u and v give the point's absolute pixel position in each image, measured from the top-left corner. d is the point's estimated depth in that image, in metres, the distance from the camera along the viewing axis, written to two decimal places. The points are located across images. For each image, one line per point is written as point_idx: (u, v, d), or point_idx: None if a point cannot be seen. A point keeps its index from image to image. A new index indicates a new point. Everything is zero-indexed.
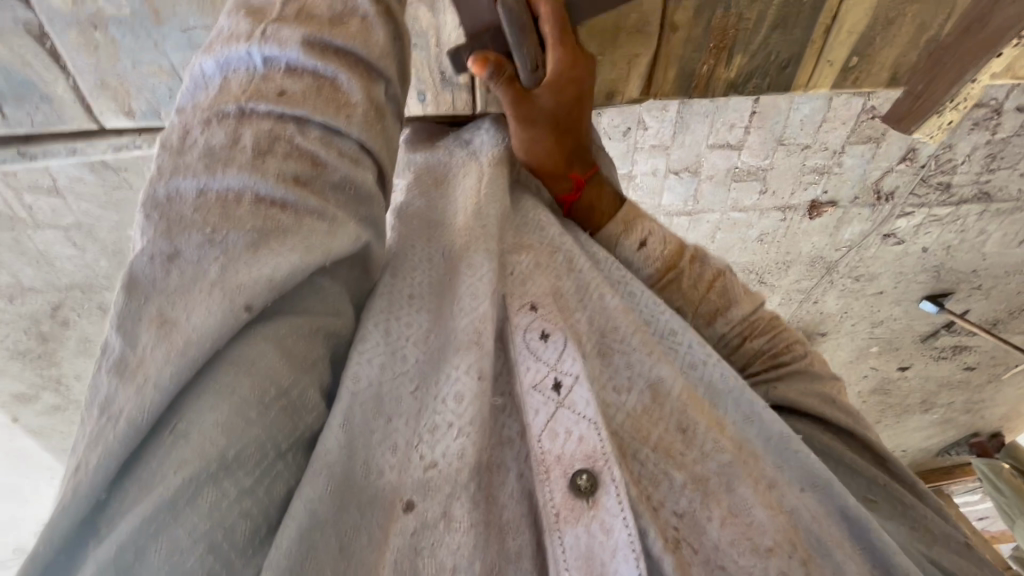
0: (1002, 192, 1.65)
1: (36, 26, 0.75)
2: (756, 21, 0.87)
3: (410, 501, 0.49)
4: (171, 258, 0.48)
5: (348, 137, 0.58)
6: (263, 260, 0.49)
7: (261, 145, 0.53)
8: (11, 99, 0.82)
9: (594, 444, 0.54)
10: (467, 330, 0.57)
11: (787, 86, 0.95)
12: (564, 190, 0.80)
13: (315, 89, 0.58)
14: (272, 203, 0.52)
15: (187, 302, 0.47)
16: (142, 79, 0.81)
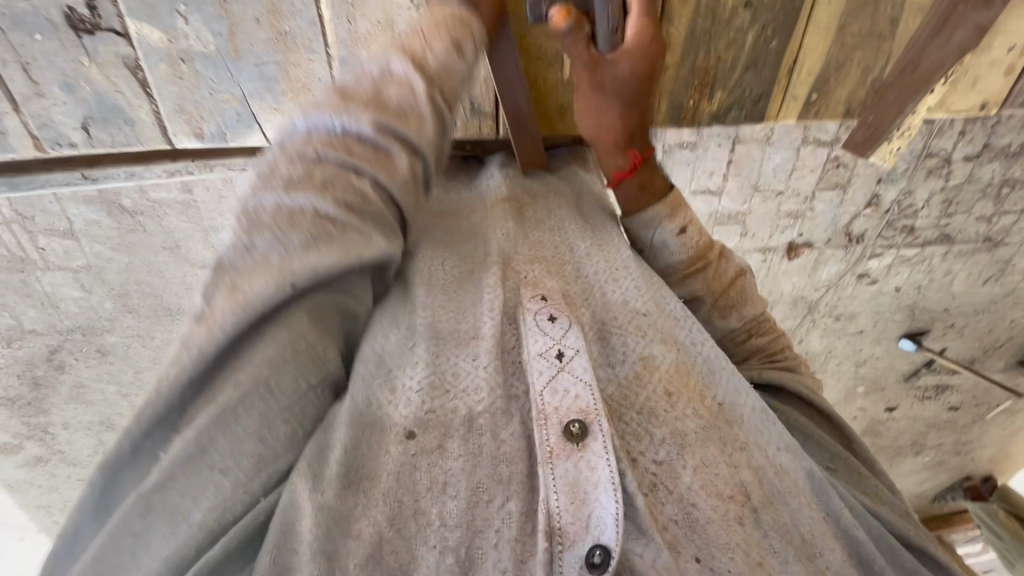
0: (961, 235, 1.82)
1: (133, 59, 0.88)
2: (732, 62, 1.04)
3: (410, 430, 0.62)
4: (247, 248, 0.60)
5: (390, 188, 0.68)
6: (314, 257, 0.60)
7: (325, 179, 0.64)
8: (98, 121, 0.93)
9: (587, 401, 0.64)
10: (480, 317, 0.71)
11: (761, 116, 1.12)
12: (615, 164, 0.87)
13: (377, 143, 0.68)
14: (326, 219, 0.62)
15: (254, 277, 0.58)
16: (216, 105, 0.94)
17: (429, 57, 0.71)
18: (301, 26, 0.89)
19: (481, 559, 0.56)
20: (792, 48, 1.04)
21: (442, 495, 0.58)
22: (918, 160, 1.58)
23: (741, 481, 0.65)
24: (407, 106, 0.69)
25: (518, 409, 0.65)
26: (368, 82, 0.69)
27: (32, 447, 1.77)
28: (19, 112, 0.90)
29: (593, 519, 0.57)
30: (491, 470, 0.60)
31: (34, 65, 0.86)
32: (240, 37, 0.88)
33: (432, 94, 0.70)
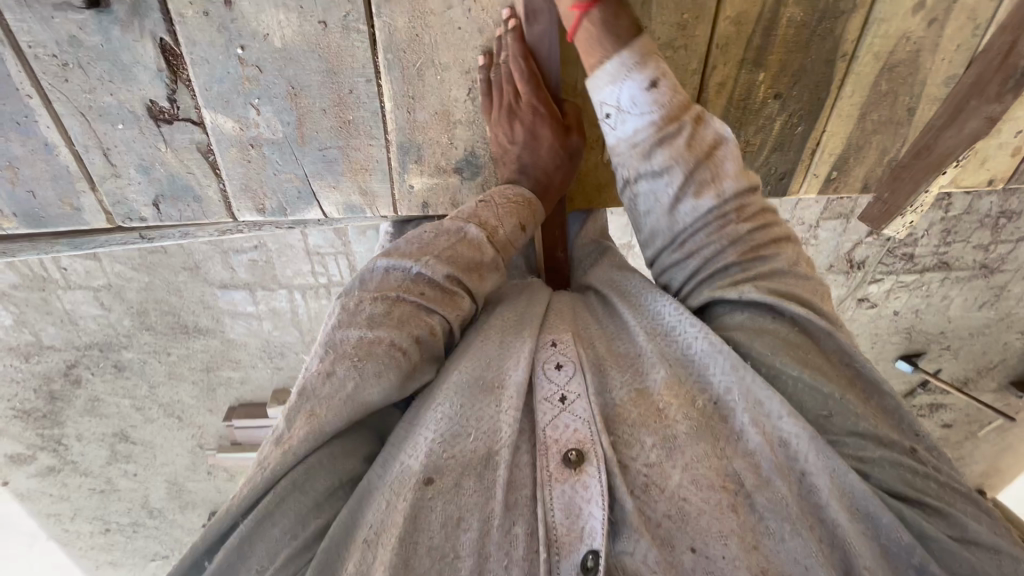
0: (960, 262, 1.81)
1: (206, 145, 0.94)
2: (760, 145, 1.11)
3: (427, 477, 0.63)
4: (330, 375, 0.68)
5: (447, 324, 0.76)
6: (379, 383, 0.67)
7: (402, 317, 0.72)
8: (168, 198, 0.98)
9: (585, 430, 0.66)
10: (495, 373, 0.72)
11: (784, 192, 1.18)
12: (570, 15, 0.80)
13: (446, 287, 0.76)
14: (397, 348, 0.69)
15: (327, 405, 0.66)
16: (279, 183, 1.00)
17: (502, 223, 0.83)
18: (365, 115, 0.95)
19: None
20: (816, 134, 1.11)
21: (456, 529, 0.60)
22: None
23: (733, 471, 0.62)
24: (479, 261, 0.79)
25: (526, 442, 0.67)
26: (447, 241, 0.79)
27: (45, 458, 1.88)
28: (95, 190, 0.96)
29: (586, 528, 0.59)
30: (499, 496, 0.62)
31: (114, 150, 0.92)
32: (307, 126, 0.94)
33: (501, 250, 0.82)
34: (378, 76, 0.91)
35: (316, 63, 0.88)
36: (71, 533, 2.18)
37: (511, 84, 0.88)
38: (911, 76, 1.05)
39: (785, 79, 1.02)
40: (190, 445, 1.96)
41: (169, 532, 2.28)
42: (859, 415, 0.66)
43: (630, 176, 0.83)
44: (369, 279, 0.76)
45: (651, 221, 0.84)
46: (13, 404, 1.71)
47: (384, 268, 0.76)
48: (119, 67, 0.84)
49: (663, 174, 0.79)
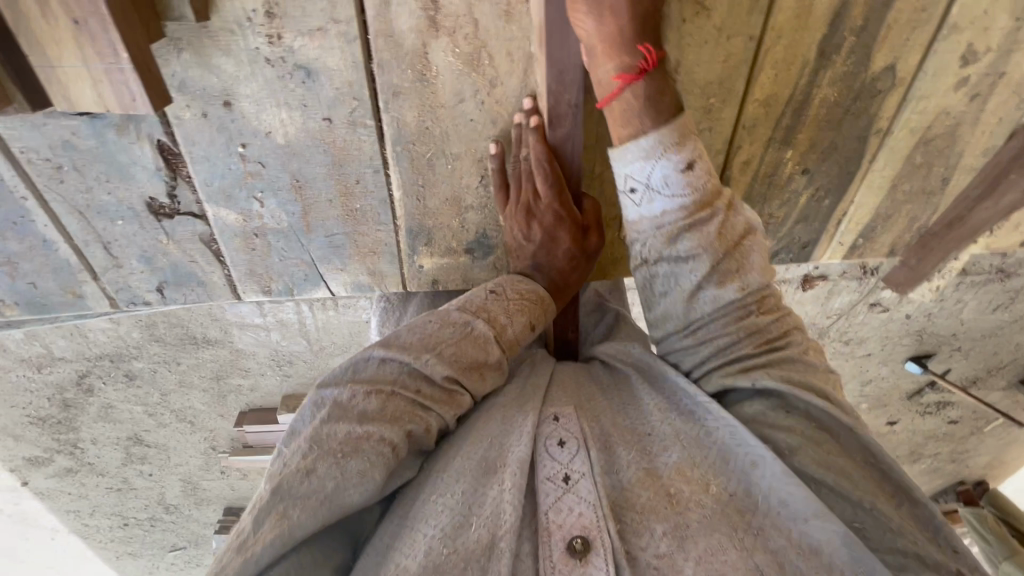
0: (976, 268, 1.57)
1: (209, 235, 0.91)
2: (783, 217, 1.06)
3: (426, 575, 0.59)
4: (308, 472, 0.60)
5: (443, 421, 0.70)
6: (362, 482, 0.61)
7: (394, 413, 0.66)
8: (172, 284, 0.96)
9: (590, 515, 0.63)
10: (496, 452, 0.70)
11: (807, 258, 1.14)
12: (607, 86, 0.70)
13: (445, 384, 0.70)
14: (384, 443, 0.63)
15: (303, 507, 0.59)
16: (286, 268, 0.97)
17: (509, 312, 0.76)
18: (373, 202, 0.91)
19: None
20: (844, 204, 1.06)
21: None
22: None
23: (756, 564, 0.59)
24: (485, 359, 0.73)
25: (529, 526, 0.65)
26: (451, 335, 0.72)
27: (60, 460, 1.81)
28: (97, 279, 0.93)
29: None
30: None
31: (115, 243, 0.89)
32: (313, 215, 0.91)
33: (508, 344, 0.75)
34: (386, 165, 0.87)
35: (320, 156, 0.84)
36: (91, 526, 2.15)
37: (531, 184, 0.81)
38: (949, 148, 0.99)
39: (814, 155, 0.97)
40: (203, 446, 1.89)
41: (185, 526, 2.25)
42: (896, 531, 0.62)
43: (652, 254, 0.74)
44: (361, 369, 0.69)
45: (665, 304, 0.76)
46: (28, 411, 1.60)
47: (379, 356, 0.69)
48: (116, 168, 0.80)
49: (689, 261, 0.71)
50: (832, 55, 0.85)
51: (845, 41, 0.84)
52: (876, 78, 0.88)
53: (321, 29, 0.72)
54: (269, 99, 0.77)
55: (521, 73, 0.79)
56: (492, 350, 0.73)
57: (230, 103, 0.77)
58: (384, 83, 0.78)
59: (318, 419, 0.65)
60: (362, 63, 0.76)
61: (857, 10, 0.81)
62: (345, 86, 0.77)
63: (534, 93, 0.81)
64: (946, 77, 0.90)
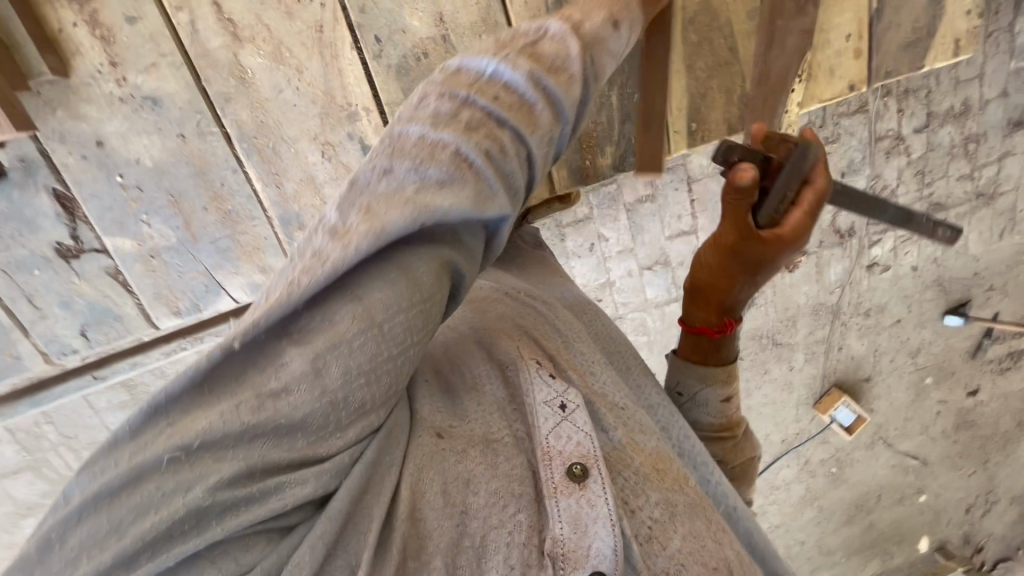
0: (951, 199, 1.72)
1: (114, 268, 1.06)
2: (609, 122, 1.19)
3: (438, 431, 0.60)
4: (385, 172, 0.56)
5: (512, 166, 0.63)
6: (442, 194, 0.55)
7: (473, 122, 0.61)
8: (94, 325, 1.09)
9: (587, 445, 0.63)
10: (489, 383, 0.70)
11: (653, 155, 1.24)
12: (693, 322, 0.89)
13: (517, 105, 0.64)
14: (463, 157, 0.59)
15: (386, 202, 0.53)
16: (186, 284, 1.10)
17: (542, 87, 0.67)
18: (243, 201, 1.08)
19: (486, 556, 0.54)
20: (655, 95, 1.19)
21: (465, 489, 0.57)
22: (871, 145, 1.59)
23: (726, 555, 0.64)
24: (560, 64, 0.68)
25: (525, 448, 0.63)
26: (528, 41, 0.69)
27: None
28: (30, 336, 1.08)
29: (592, 548, 0.57)
30: (504, 481, 0.59)
31: (37, 294, 1.05)
32: (195, 225, 1.07)
33: (568, 51, 0.69)
34: (241, 164, 1.04)
35: (185, 169, 1.03)
36: None
37: None
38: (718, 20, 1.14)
39: None
40: None
41: None
42: None
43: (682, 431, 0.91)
44: (455, 73, 0.65)
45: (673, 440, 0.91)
46: None
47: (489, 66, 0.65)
48: (25, 222, 1.00)
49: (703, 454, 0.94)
50: None
51: None
52: None
53: (153, 64, 0.95)
54: (131, 131, 0.98)
55: (319, 55, 1.00)
56: (560, 74, 0.68)
57: (100, 142, 0.98)
58: (215, 93, 0.99)
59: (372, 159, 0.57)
60: (191, 82, 0.97)
61: None
62: (185, 105, 0.99)
63: (336, 69, 1.02)
64: None
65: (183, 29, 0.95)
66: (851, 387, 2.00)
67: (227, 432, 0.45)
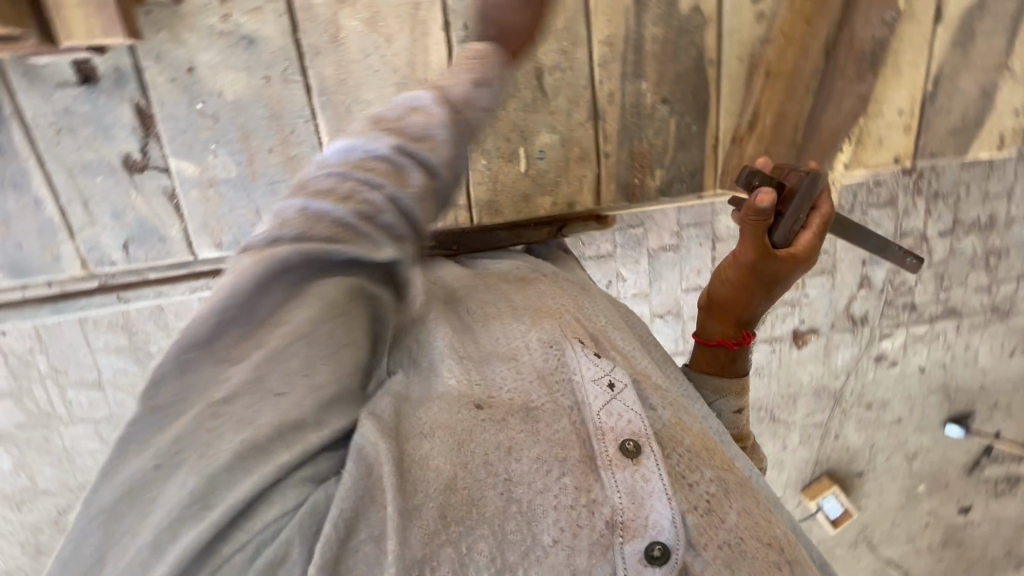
0: (966, 306, 1.74)
1: (171, 189, 1.10)
2: (664, 146, 1.24)
3: (478, 403, 0.68)
4: (303, 209, 0.66)
5: (403, 200, 0.71)
6: (335, 241, 0.65)
7: (369, 180, 0.69)
8: (137, 241, 1.12)
9: (638, 422, 0.68)
10: (534, 355, 0.76)
11: (701, 186, 1.28)
12: (711, 334, 1.00)
13: (427, 168, 0.73)
14: (359, 212, 0.67)
15: (302, 225, 0.65)
16: (235, 219, 1.13)
17: (492, 68, 0.82)
18: (306, 151, 1.12)
19: (541, 520, 0.60)
20: (711, 130, 1.24)
21: (509, 457, 0.63)
22: (895, 239, 1.62)
23: (775, 533, 0.69)
24: (390, 123, 0.73)
25: (578, 423, 0.68)
26: (460, 82, 0.79)
27: None
28: (73, 239, 1.10)
29: (652, 520, 0.62)
30: (548, 450, 0.64)
31: (93, 199, 1.08)
32: (257, 164, 1.11)
33: (453, 128, 0.75)
34: (314, 115, 1.09)
35: (261, 110, 1.07)
36: None
37: None
38: (782, 73, 1.21)
39: (666, 85, 1.19)
40: None
41: None
42: None
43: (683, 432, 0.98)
44: (383, 115, 0.74)
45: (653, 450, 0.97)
46: None
47: (414, 98, 0.75)
48: (102, 128, 1.04)
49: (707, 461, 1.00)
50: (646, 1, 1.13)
51: None
52: (689, 17, 1.15)
53: (259, 8, 1.02)
54: (221, 65, 1.04)
55: (409, 30, 1.07)
56: (434, 138, 0.73)
57: (191, 69, 1.03)
58: (307, 46, 1.05)
59: (290, 195, 0.68)
60: (289, 31, 1.04)
61: None
62: (277, 50, 1.04)
63: (422, 46, 1.08)
64: (745, 13, 1.17)
65: None
66: (843, 479, 1.99)
67: (232, 425, 0.57)
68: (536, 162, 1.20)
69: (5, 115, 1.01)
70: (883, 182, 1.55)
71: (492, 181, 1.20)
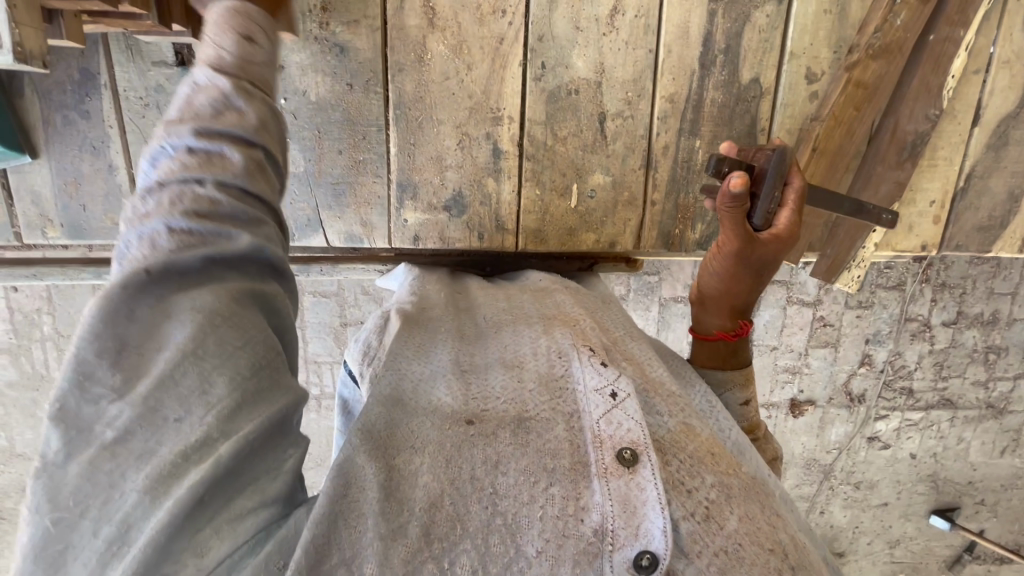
0: (962, 399, 1.77)
1: None
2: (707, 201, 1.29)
3: (469, 418, 0.65)
4: (151, 237, 0.59)
5: (234, 184, 0.65)
6: (196, 249, 0.59)
7: (183, 186, 0.62)
8: None
9: (638, 431, 0.62)
10: (538, 363, 0.74)
11: None
12: (709, 330, 0.94)
13: (205, 160, 0.64)
14: (200, 217, 0.61)
15: (160, 249, 0.58)
16: (294, 212, 1.17)
17: (253, 23, 0.76)
18: (372, 157, 1.17)
19: (524, 527, 0.55)
20: None
21: (494, 469, 0.59)
22: (900, 322, 1.68)
23: (780, 538, 0.60)
24: (223, 103, 0.68)
25: (574, 430, 0.63)
26: (235, 76, 0.71)
27: None
28: None
29: (642, 528, 0.55)
30: (536, 459, 0.60)
31: None
32: (325, 162, 1.16)
33: (240, 104, 0.69)
34: (387, 125, 1.15)
35: (339, 114, 1.13)
36: None
37: None
38: (829, 150, 1.27)
39: (717, 145, 1.26)
40: None
41: None
42: None
43: None
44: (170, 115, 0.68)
45: None
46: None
47: (201, 77, 0.69)
48: None
49: None
50: (710, 67, 1.21)
51: (716, 58, 1.20)
52: (747, 87, 1.23)
53: (355, 22, 1.09)
54: (311, 67, 1.10)
55: (489, 61, 1.14)
56: (229, 115, 0.67)
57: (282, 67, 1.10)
58: (393, 61, 1.12)
59: (128, 226, 0.61)
60: (380, 46, 1.10)
61: (718, 38, 1.20)
62: (365, 61, 1.11)
63: (498, 77, 1.15)
64: (801, 90, 1.25)
65: (391, 3, 1.10)
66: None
67: (133, 463, 0.49)
68: (584, 199, 1.25)
69: (99, 84, 1.06)
70: (894, 266, 1.62)
71: (542, 211, 1.24)
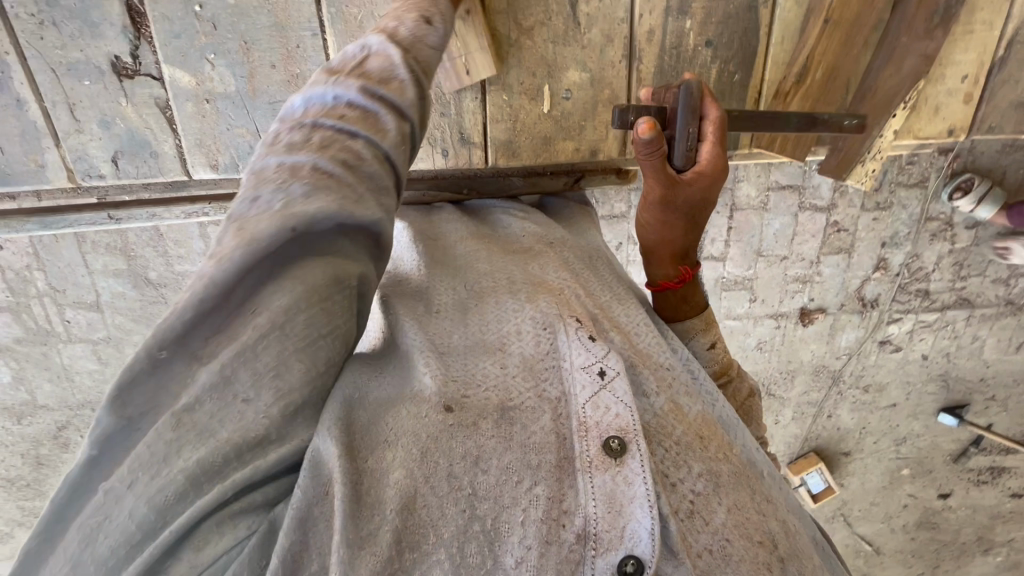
0: (981, 298, 1.67)
1: (164, 100, 1.01)
2: None
3: (448, 405, 0.57)
4: (289, 173, 0.53)
5: (380, 149, 0.60)
6: (321, 206, 0.51)
7: (328, 136, 0.57)
8: (126, 154, 1.04)
9: (627, 417, 0.58)
10: (521, 341, 0.66)
11: (733, 145, 1.22)
12: (654, 282, 0.85)
13: (363, 113, 0.60)
14: (341, 168, 0.55)
15: (299, 186, 0.52)
16: (231, 139, 1.05)
17: (436, 10, 0.74)
18: (312, 69, 1.02)
19: (507, 533, 0.51)
20: (756, 83, 1.14)
21: (475, 466, 0.54)
22: (918, 222, 1.54)
23: (769, 528, 0.59)
24: (387, 71, 0.65)
25: (559, 414, 0.59)
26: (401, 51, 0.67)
27: (21, 535, 1.69)
28: (59, 147, 1.02)
29: (628, 530, 0.53)
30: (519, 455, 0.55)
31: (79, 104, 1.00)
32: (259, 79, 1.01)
33: (405, 78, 0.65)
34: (323, 29, 1.00)
35: (265, 17, 0.98)
36: None
37: None
38: (846, 20, 1.07)
39: (712, 26, 1.08)
40: None
41: None
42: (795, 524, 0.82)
43: None
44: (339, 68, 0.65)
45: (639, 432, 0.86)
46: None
47: (375, 42, 0.67)
48: (89, 24, 0.95)
49: None
50: None
51: None
52: None
53: None
54: None
55: None
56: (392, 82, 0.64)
57: None
58: None
59: (266, 155, 0.55)
60: None
61: None
62: None
63: None
64: None
65: None
66: (829, 456, 2.00)
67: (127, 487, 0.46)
68: (560, 103, 1.10)
69: None
70: (916, 160, 1.45)
71: (512, 119, 1.10)
